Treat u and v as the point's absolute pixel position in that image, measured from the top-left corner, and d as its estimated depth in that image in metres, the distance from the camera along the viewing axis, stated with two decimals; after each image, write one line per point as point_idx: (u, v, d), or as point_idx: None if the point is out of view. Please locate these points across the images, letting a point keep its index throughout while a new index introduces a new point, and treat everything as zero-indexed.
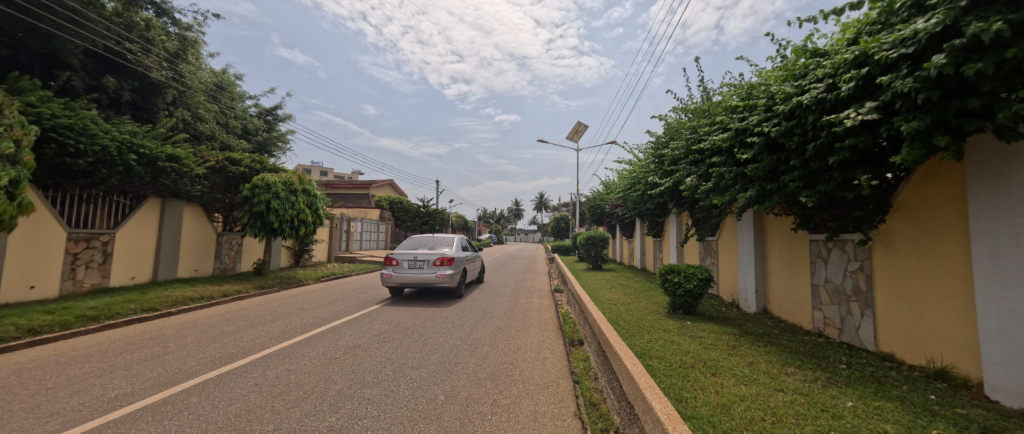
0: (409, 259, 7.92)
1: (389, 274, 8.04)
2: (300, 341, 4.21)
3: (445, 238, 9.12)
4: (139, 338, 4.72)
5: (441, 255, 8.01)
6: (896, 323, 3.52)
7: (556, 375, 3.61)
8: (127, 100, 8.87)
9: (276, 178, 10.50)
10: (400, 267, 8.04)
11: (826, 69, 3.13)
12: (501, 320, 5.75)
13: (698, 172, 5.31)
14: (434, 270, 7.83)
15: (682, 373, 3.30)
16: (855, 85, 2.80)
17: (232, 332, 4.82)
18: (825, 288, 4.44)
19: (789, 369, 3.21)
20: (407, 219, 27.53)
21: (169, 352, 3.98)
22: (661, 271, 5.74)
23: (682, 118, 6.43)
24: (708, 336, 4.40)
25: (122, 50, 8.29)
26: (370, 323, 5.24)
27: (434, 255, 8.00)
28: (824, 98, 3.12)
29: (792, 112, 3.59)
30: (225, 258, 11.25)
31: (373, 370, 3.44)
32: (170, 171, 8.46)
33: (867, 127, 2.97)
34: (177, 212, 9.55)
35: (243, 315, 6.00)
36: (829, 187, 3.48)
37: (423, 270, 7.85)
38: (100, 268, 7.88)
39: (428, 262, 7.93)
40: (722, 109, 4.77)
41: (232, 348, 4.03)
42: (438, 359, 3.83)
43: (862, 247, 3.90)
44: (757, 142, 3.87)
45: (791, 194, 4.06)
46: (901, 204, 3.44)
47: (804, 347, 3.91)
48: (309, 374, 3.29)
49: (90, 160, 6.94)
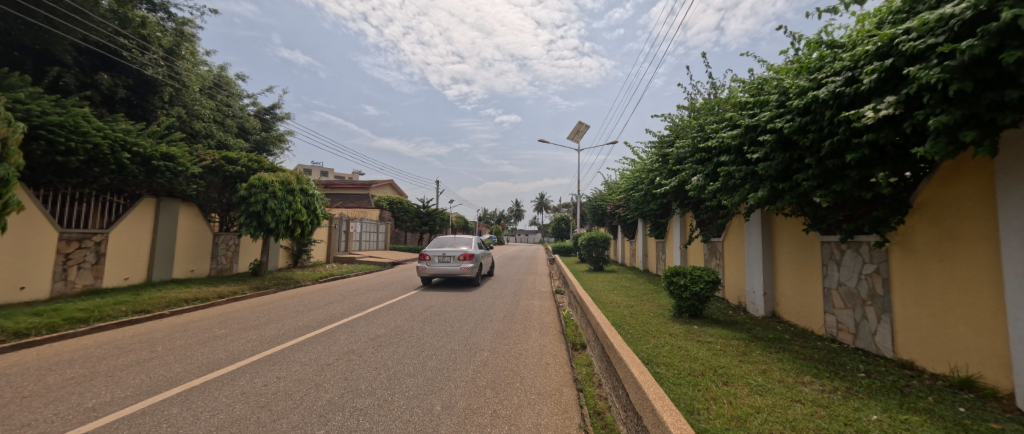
0: (438, 255, 9.79)
1: (422, 266, 9.97)
2: (292, 346, 4.05)
3: (465, 239, 11.15)
4: (127, 342, 4.56)
5: (464, 251, 9.86)
6: (916, 329, 3.35)
7: (559, 383, 3.44)
8: (122, 98, 8.74)
9: (273, 177, 10.36)
10: (432, 261, 9.93)
11: (844, 62, 2.97)
12: (501, 323, 5.59)
13: (705, 171, 5.16)
14: (458, 264, 9.70)
15: (692, 381, 3.14)
16: (877, 77, 2.64)
17: (223, 336, 4.66)
18: (838, 292, 4.27)
19: (805, 378, 3.05)
20: (406, 219, 27.40)
21: (155, 358, 3.82)
22: (666, 274, 5.57)
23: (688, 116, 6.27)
24: (716, 341, 4.23)
25: (116, 46, 8.15)
26: (366, 326, 5.08)
27: (458, 252, 9.85)
28: (842, 92, 2.96)
29: (807, 107, 3.44)
30: (222, 259, 11.10)
31: (367, 378, 3.28)
32: (165, 170, 8.32)
33: (889, 122, 2.81)
34: (172, 212, 9.40)
35: (237, 317, 5.85)
36: (847, 186, 3.32)
37: (450, 264, 9.73)
38: (93, 268, 7.73)
39: (453, 258, 9.77)
40: (731, 106, 4.62)
41: (221, 353, 3.88)
42: (436, 365, 3.67)
43: (879, 249, 3.74)
44: (769, 139, 3.72)
45: (803, 194, 3.90)
46: (922, 204, 3.27)
47: (818, 354, 3.74)
48: (300, 382, 3.13)
49: (82, 159, 6.80)
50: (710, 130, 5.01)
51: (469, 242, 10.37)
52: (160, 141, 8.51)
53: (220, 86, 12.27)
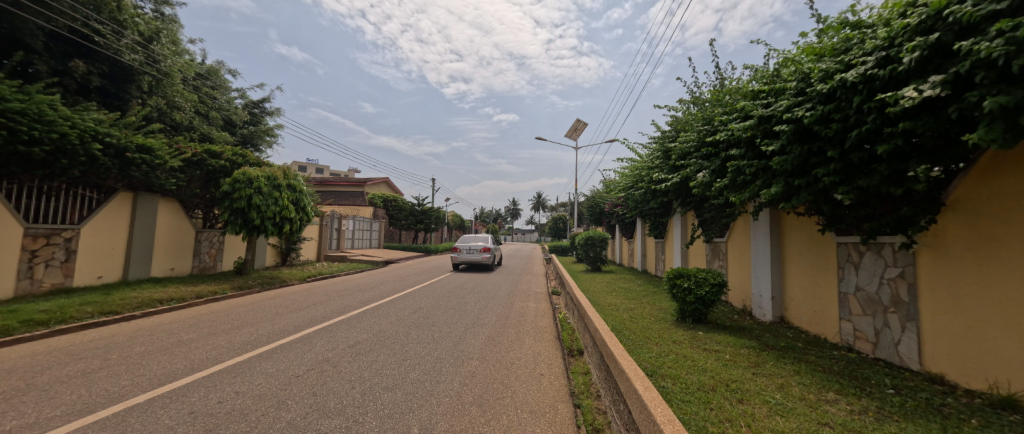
0: (465, 248, 14.05)
1: (454, 256, 14.24)
2: (260, 354, 3.67)
3: (483, 237, 15.35)
4: (82, 348, 4.17)
5: (483, 246, 14.06)
6: (948, 340, 3.01)
7: (553, 399, 3.10)
8: (96, 86, 8.29)
9: (258, 172, 9.92)
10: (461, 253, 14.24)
11: (878, 40, 2.65)
12: (493, 328, 5.24)
13: (711, 166, 4.85)
14: (480, 255, 13.92)
15: (703, 399, 2.79)
16: (920, 56, 2.31)
17: (188, 342, 4.27)
18: (855, 297, 3.95)
19: (828, 395, 2.73)
20: (401, 217, 26.99)
21: (105, 368, 3.43)
22: (668, 276, 5.23)
23: (692, 108, 5.96)
24: (725, 350, 3.89)
25: (89, 31, 7.68)
26: (346, 331, 4.70)
27: (479, 247, 14.08)
28: (875, 76, 2.65)
29: (830, 94, 3.13)
30: (205, 257, 10.65)
31: (338, 393, 2.91)
32: (140, 163, 7.87)
33: (928, 108, 2.49)
34: (151, 207, 8.96)
35: (209, 320, 5.46)
36: (874, 182, 2.99)
37: (475, 255, 14.05)
38: (63, 266, 7.29)
39: (477, 251, 14.06)
40: (741, 96, 4.30)
41: (181, 362, 3.51)
42: (419, 377, 3.30)
43: (904, 251, 3.42)
44: (786, 130, 3.41)
45: (821, 190, 3.59)
46: (956, 202, 2.94)
47: (838, 366, 3.41)
48: (260, 399, 2.76)
49: (48, 149, 6.34)
50: (718, 123, 4.69)
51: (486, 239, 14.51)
52: (137, 133, 8.08)
53: (205, 77, 11.74)
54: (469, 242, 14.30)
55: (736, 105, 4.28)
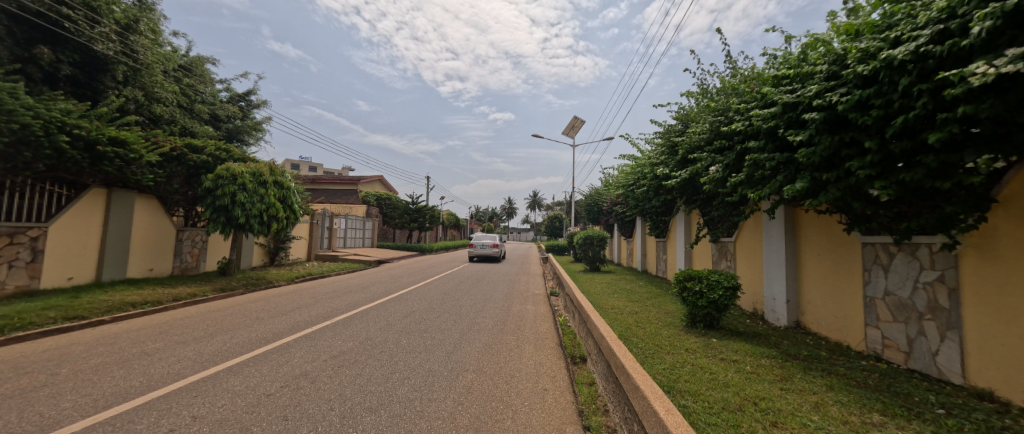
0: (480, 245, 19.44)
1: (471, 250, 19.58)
2: (229, 368, 3.26)
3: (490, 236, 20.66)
4: (31, 360, 3.72)
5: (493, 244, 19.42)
6: (997, 352, 2.68)
7: (561, 421, 2.73)
8: (66, 75, 7.75)
9: (243, 168, 9.43)
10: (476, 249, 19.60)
11: (934, 11, 2.32)
12: (490, 334, 4.88)
13: (724, 161, 4.54)
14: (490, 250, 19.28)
15: (732, 421, 2.45)
16: (991, 25, 1.98)
17: (153, 352, 3.85)
18: (884, 302, 3.64)
19: (875, 418, 2.40)
20: (394, 216, 26.27)
21: (50, 385, 3.01)
22: (678, 278, 4.89)
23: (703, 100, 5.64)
24: (745, 360, 3.56)
25: (58, 16, 7.11)
26: (329, 339, 4.29)
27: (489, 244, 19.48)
28: (929, 53, 2.34)
29: (870, 76, 2.81)
30: (186, 257, 10.14)
31: (314, 416, 2.52)
32: (113, 157, 7.35)
33: (994, 89, 2.17)
34: (127, 205, 8.45)
35: (183, 326, 5.03)
36: (919, 175, 2.66)
37: (486, 250, 19.52)
38: (28, 267, 6.77)
39: (488, 247, 19.46)
40: (760, 83, 3.98)
41: (137, 379, 3.09)
42: (407, 394, 2.92)
43: (944, 252, 3.09)
44: (817, 118, 3.09)
45: (853, 186, 3.28)
46: (1010, 198, 2.59)
47: (872, 380, 3.08)
48: (221, 425, 2.36)
49: (8, 141, 5.81)
50: (733, 113, 4.38)
51: (493, 238, 19.71)
52: (110, 125, 7.56)
53: (187, 70, 11.00)
54: (483, 240, 19.63)
55: (756, 93, 3.96)
